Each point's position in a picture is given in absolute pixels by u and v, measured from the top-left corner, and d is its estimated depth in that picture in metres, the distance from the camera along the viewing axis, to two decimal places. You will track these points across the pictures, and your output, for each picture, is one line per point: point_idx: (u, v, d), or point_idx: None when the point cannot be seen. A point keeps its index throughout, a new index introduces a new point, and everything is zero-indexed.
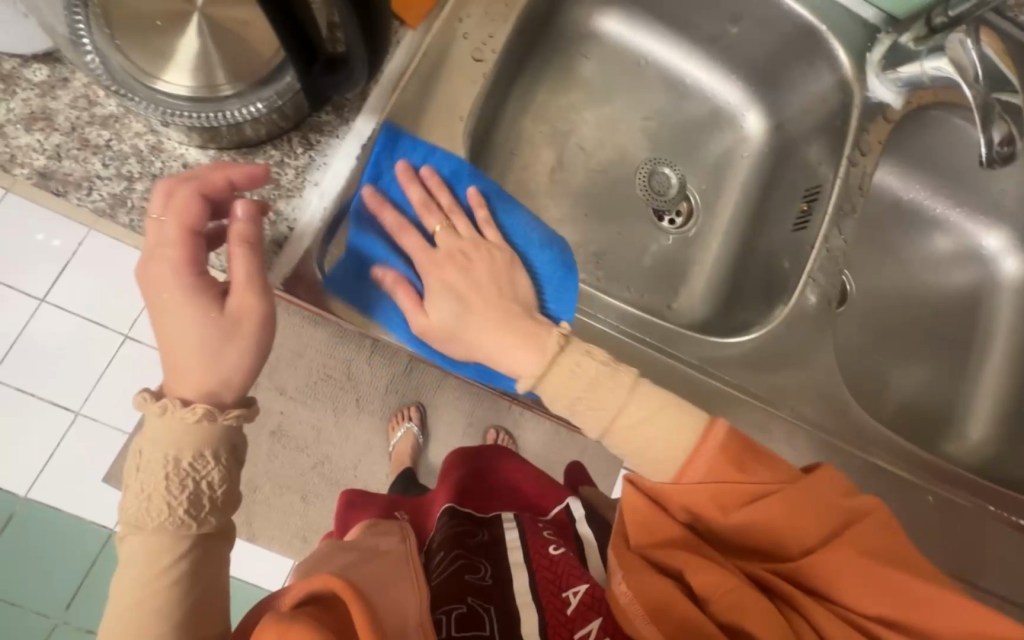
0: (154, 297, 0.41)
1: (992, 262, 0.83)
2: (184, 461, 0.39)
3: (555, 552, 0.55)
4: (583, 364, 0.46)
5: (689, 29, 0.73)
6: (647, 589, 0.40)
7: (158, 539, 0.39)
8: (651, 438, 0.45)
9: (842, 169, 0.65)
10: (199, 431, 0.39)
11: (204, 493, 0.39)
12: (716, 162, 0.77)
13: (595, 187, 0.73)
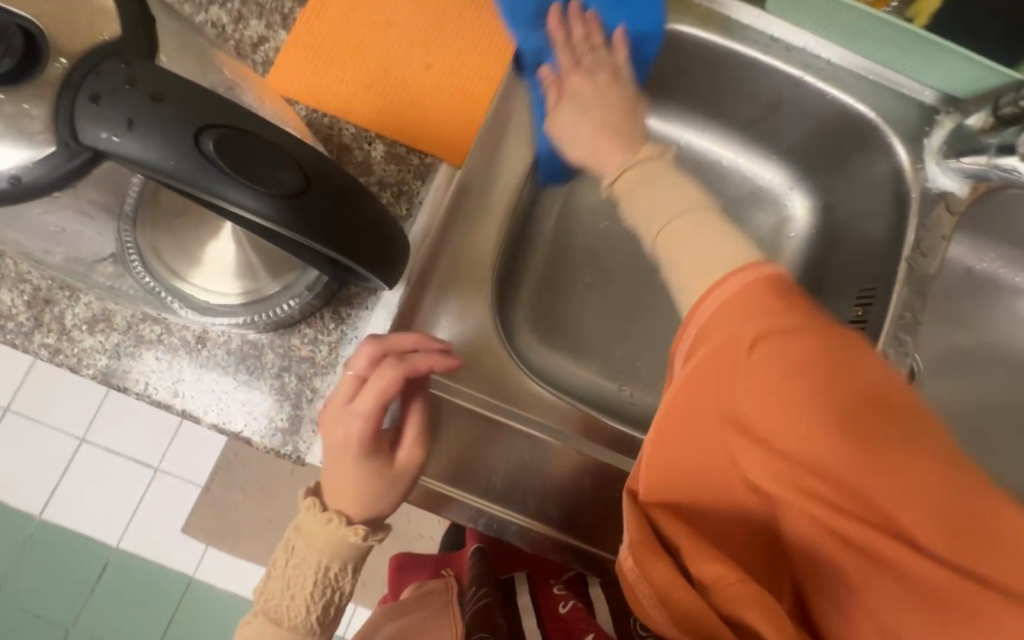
0: (332, 447, 0.44)
1: None
2: (332, 571, 0.46)
3: (563, 611, 0.66)
4: (664, 177, 0.46)
5: (723, 115, 0.70)
6: (649, 575, 0.39)
7: (291, 633, 0.46)
8: (687, 255, 0.42)
9: (900, 271, 0.58)
10: (348, 546, 0.46)
11: (334, 600, 0.48)
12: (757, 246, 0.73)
13: (630, 284, 0.71)
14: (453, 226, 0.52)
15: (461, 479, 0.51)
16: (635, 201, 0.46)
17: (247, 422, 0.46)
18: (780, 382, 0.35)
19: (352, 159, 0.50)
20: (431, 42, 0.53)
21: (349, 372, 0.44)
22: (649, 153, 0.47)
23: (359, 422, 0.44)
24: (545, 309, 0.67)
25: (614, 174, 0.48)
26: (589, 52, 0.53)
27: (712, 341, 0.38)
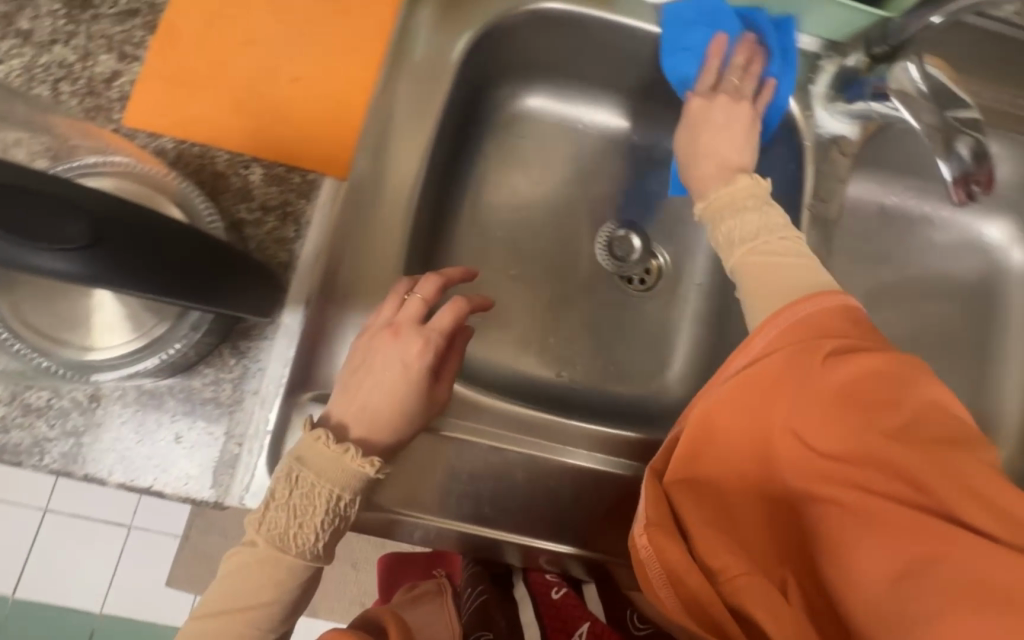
0: (391, 363, 0.45)
1: (995, 252, 0.76)
2: (342, 500, 0.42)
3: (556, 595, 0.70)
4: (752, 195, 0.54)
5: (621, 87, 0.69)
6: (664, 557, 0.41)
7: (290, 563, 0.42)
8: (778, 269, 0.50)
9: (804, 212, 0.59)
10: (358, 473, 0.42)
11: (339, 531, 0.44)
12: (675, 212, 0.74)
13: (557, 267, 0.70)
14: (348, 239, 0.49)
15: (399, 490, 0.51)
16: (727, 223, 0.54)
17: (157, 476, 0.44)
18: (821, 404, 0.42)
19: (229, 187, 0.48)
20: (298, 53, 0.51)
21: (416, 295, 0.47)
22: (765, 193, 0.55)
23: (422, 339, 0.46)
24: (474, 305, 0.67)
25: (710, 194, 0.57)
26: (741, 78, 0.58)
27: (766, 359, 0.43)
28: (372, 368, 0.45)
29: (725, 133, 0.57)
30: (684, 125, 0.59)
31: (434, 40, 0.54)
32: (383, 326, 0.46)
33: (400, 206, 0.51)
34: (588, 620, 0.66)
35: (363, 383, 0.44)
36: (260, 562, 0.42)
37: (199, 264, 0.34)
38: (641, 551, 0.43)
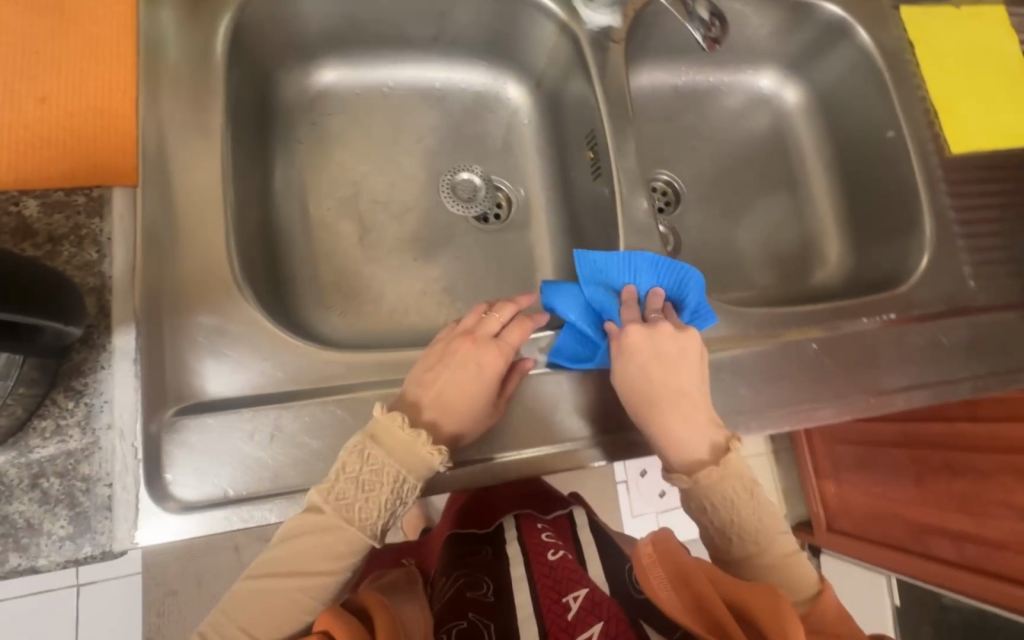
0: (471, 369, 0.49)
1: (775, 99, 0.86)
2: (408, 482, 0.44)
3: (553, 559, 0.70)
4: (743, 484, 0.52)
5: (409, 40, 0.72)
6: (672, 562, 0.52)
7: (353, 535, 0.44)
8: (749, 528, 0.52)
9: (600, 93, 0.66)
10: (427, 459, 0.45)
11: (398, 515, 0.46)
12: (503, 143, 0.77)
13: (411, 226, 0.72)
14: (162, 241, 0.47)
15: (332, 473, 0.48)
16: (736, 508, 0.52)
17: (23, 552, 0.41)
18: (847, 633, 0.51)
19: (5, 229, 0.46)
20: (48, 79, 0.50)
21: (494, 317, 0.53)
22: (747, 479, 0.53)
23: (498, 350, 0.51)
24: (341, 284, 0.66)
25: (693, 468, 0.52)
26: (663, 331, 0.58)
27: (831, 620, 0.52)
28: (452, 368, 0.49)
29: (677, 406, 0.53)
30: (622, 368, 0.54)
31: (188, 28, 0.53)
32: (463, 336, 0.51)
33: (206, 195, 0.49)
34: (584, 587, 0.62)
35: (443, 372, 0.49)
36: (324, 535, 0.43)
37: (6, 290, 0.34)
38: (643, 556, 0.53)
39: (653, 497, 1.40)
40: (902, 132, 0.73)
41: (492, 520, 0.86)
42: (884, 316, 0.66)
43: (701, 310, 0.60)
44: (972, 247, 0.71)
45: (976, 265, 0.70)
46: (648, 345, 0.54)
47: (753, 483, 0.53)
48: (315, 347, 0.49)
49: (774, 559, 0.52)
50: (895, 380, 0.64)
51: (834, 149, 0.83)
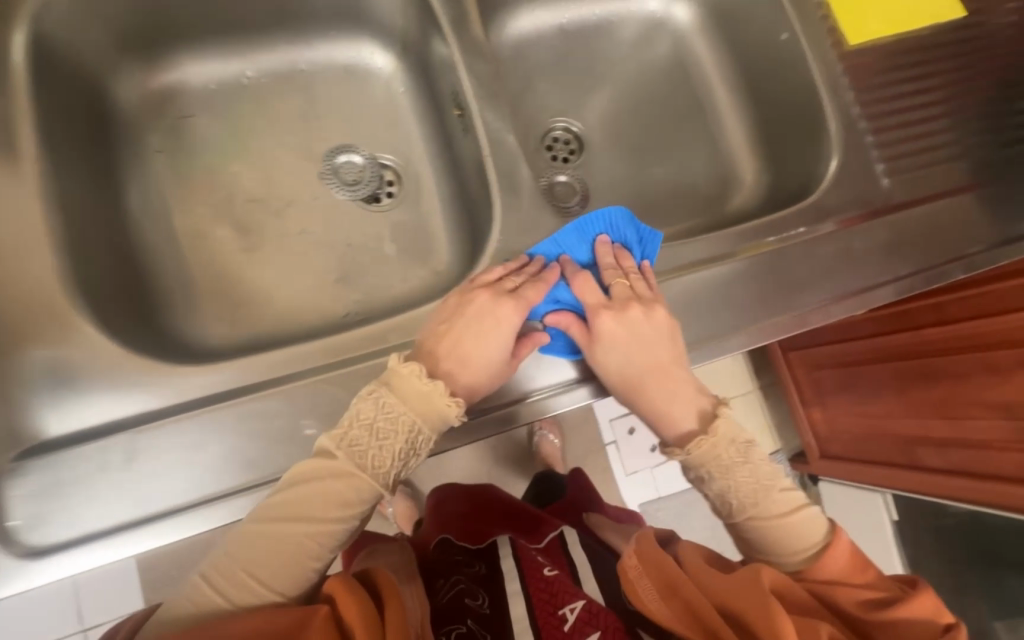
0: (488, 322, 0.53)
1: (666, 23, 0.81)
2: (424, 431, 0.49)
3: (548, 574, 0.73)
4: (730, 456, 0.54)
5: (255, 25, 0.67)
6: (656, 569, 0.54)
7: (363, 481, 0.47)
8: (750, 494, 0.54)
9: (457, 47, 0.62)
10: (441, 408, 0.49)
11: (410, 464, 0.50)
12: (380, 117, 0.73)
13: (294, 221, 0.68)
14: None
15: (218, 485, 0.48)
16: (733, 476, 0.54)
17: None
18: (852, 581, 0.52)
19: None
20: None
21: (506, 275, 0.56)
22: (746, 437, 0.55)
23: (512, 303, 0.54)
24: (225, 293, 0.63)
25: (685, 444, 0.54)
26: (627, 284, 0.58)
27: (839, 566, 0.53)
28: (473, 321, 0.53)
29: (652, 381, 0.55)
30: (603, 357, 0.56)
31: None
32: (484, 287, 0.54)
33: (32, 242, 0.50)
34: (581, 599, 0.66)
35: (461, 325, 0.53)
36: (345, 483, 0.47)
37: None
38: (629, 568, 0.56)
39: (646, 453, 1.39)
40: (795, 33, 0.69)
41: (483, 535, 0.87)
42: (795, 231, 0.63)
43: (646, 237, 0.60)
44: (887, 142, 0.67)
45: (892, 161, 0.66)
46: (619, 325, 0.55)
47: (746, 445, 0.55)
48: (159, 365, 0.49)
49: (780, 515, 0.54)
50: (811, 297, 0.61)
51: (733, 65, 0.78)
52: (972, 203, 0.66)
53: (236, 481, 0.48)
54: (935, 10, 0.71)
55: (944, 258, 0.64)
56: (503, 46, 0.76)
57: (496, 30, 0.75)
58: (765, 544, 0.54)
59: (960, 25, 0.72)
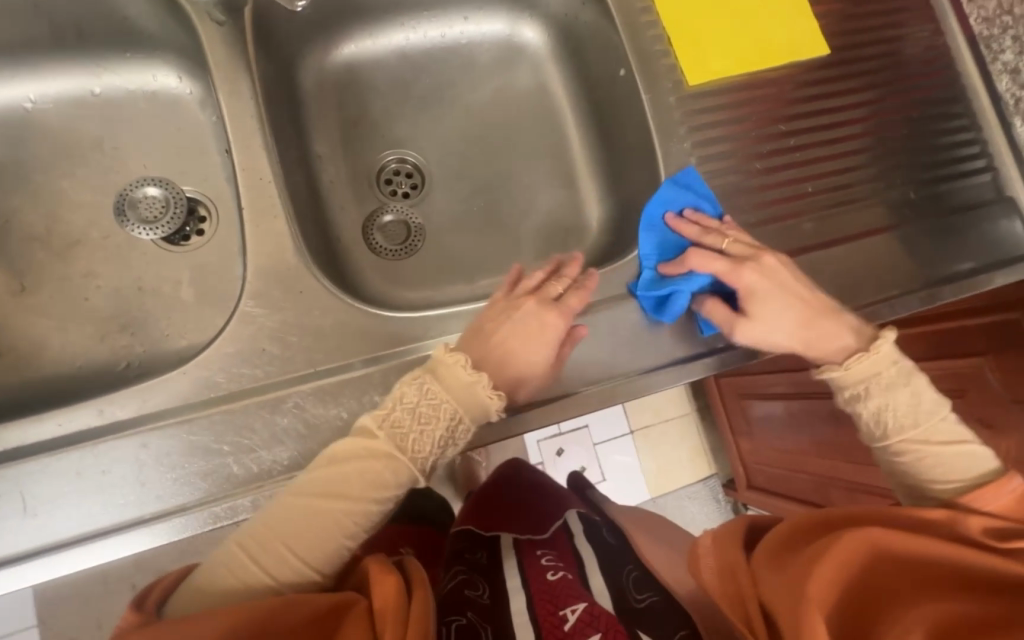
0: (524, 324, 0.51)
1: (517, 46, 0.73)
2: (464, 421, 0.46)
3: (552, 577, 0.66)
4: (890, 367, 0.55)
5: (29, 49, 0.61)
6: (723, 554, 0.52)
7: (402, 465, 0.45)
8: (906, 415, 0.54)
9: (221, 78, 0.54)
10: (480, 396, 0.47)
11: (447, 455, 0.47)
12: (187, 148, 0.67)
13: (81, 262, 0.63)
14: None
15: None
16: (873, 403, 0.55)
17: None
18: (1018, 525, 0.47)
19: None
20: None
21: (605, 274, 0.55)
22: (858, 387, 0.55)
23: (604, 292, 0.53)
24: None
25: (833, 369, 0.56)
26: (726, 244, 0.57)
27: (1002, 505, 0.49)
28: (515, 322, 0.51)
29: (815, 317, 0.55)
30: (761, 316, 0.55)
31: None
32: (526, 295, 0.53)
33: None
34: (583, 599, 0.59)
35: (505, 326, 0.51)
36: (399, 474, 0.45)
37: None
38: (700, 544, 0.54)
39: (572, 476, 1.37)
40: (630, 68, 0.63)
41: (495, 523, 0.83)
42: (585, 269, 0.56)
43: (702, 188, 0.60)
44: (741, 192, 0.62)
45: (723, 218, 0.61)
46: (766, 276, 0.55)
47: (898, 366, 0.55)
48: None
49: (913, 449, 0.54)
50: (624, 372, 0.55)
51: (587, 96, 0.71)
52: (881, 247, 0.63)
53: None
54: (795, 46, 0.66)
55: None
56: (331, 69, 0.69)
57: (319, 52, 0.68)
58: (914, 477, 0.54)
59: (820, 66, 0.67)
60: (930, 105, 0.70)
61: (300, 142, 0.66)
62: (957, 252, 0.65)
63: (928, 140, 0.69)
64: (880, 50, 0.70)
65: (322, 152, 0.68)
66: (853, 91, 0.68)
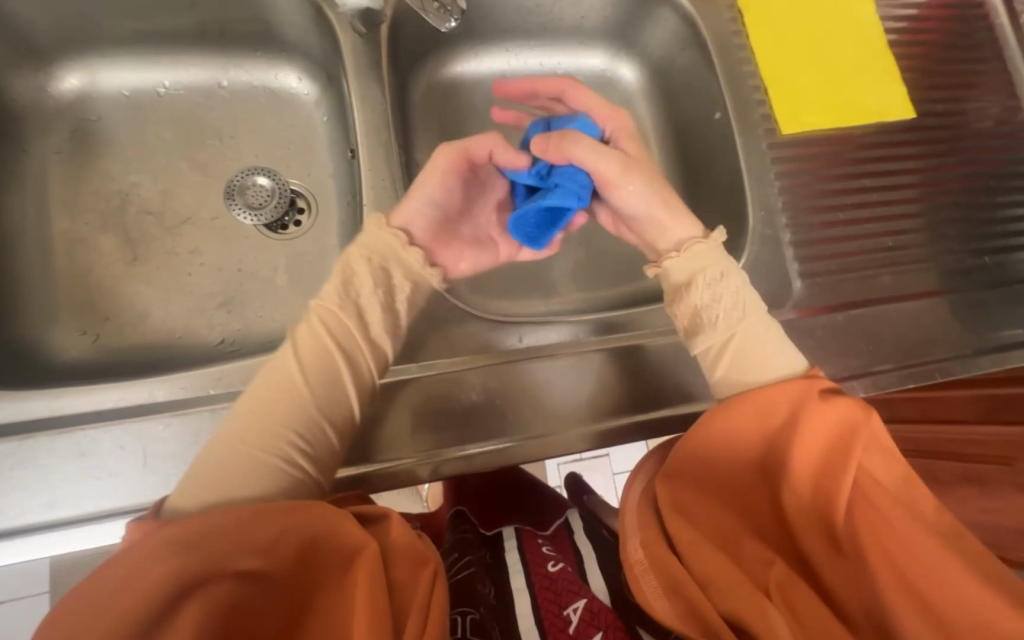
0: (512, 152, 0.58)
1: (611, 81, 0.77)
2: (374, 265, 0.53)
3: (553, 571, 0.68)
4: (712, 263, 0.56)
5: (172, 38, 0.66)
6: (661, 566, 0.46)
7: (323, 313, 0.51)
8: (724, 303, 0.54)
9: (356, 86, 0.59)
10: (401, 247, 0.55)
11: (369, 306, 0.52)
12: (297, 144, 0.71)
13: (186, 237, 0.66)
14: None
15: (43, 507, 0.43)
16: (690, 298, 0.55)
17: None
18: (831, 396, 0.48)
19: None
20: None
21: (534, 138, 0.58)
22: (681, 280, 0.56)
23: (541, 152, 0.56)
24: (92, 305, 0.61)
25: (663, 256, 0.58)
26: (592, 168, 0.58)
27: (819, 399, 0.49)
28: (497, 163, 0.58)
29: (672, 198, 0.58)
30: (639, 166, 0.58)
31: None
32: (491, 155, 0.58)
33: None
34: (584, 596, 0.62)
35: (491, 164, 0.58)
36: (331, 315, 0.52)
37: None
38: (635, 563, 0.48)
39: None
40: (726, 113, 0.66)
41: (495, 521, 0.84)
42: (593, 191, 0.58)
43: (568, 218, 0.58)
44: (820, 239, 0.64)
45: (805, 261, 0.63)
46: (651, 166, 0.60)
47: (724, 266, 0.56)
48: None
49: (724, 342, 0.53)
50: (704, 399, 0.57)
51: (674, 135, 0.74)
52: (951, 304, 0.66)
53: (89, 508, 0.44)
54: (882, 108, 0.69)
55: (845, 371, 0.60)
56: (436, 84, 0.73)
57: (429, 68, 0.72)
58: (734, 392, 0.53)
59: (902, 127, 0.71)
60: (1004, 174, 0.73)
61: (407, 148, 0.69)
62: (1021, 318, 0.67)
63: (998, 210, 0.71)
64: (957, 118, 0.74)
65: (421, 159, 0.71)
66: (929, 154, 0.71)
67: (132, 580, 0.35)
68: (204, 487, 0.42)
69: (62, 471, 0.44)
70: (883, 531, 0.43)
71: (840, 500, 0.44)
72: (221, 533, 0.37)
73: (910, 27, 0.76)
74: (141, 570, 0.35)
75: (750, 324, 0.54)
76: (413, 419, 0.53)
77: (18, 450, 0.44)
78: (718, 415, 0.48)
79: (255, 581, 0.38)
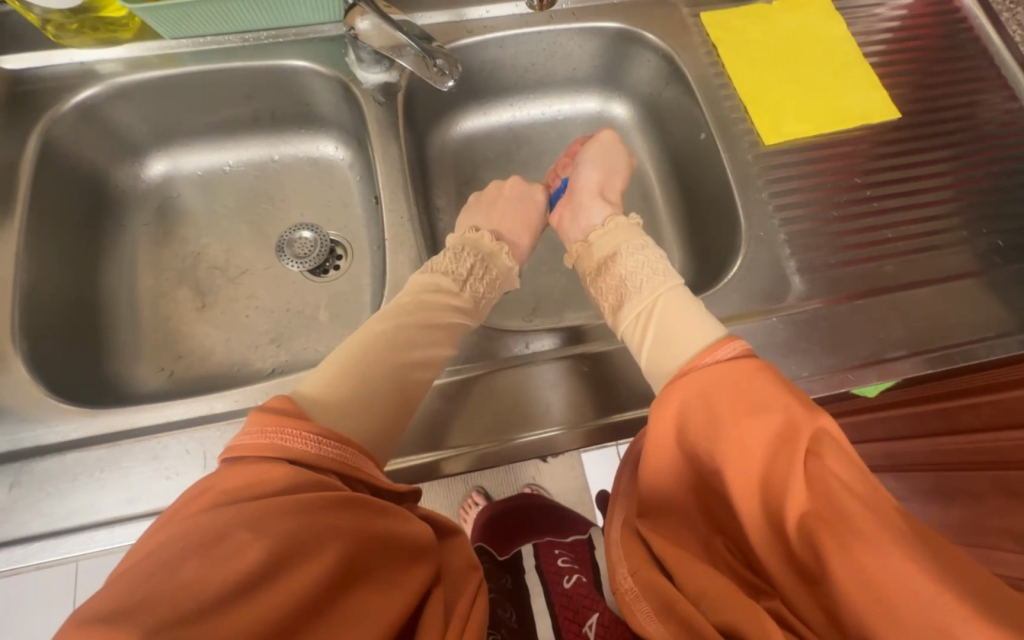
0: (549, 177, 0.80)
1: (606, 121, 0.85)
2: (487, 263, 0.68)
3: (568, 585, 0.71)
4: (631, 237, 0.68)
5: (236, 126, 0.81)
6: (651, 591, 0.48)
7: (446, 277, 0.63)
8: (642, 275, 0.63)
9: (377, 145, 0.70)
10: (503, 256, 0.70)
11: (472, 282, 0.66)
12: (335, 200, 0.82)
13: (244, 284, 0.77)
14: None
15: (123, 501, 0.51)
16: (617, 268, 0.66)
17: None
18: (753, 381, 0.48)
19: None
20: None
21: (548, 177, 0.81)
22: (605, 253, 0.67)
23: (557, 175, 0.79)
24: (169, 346, 0.72)
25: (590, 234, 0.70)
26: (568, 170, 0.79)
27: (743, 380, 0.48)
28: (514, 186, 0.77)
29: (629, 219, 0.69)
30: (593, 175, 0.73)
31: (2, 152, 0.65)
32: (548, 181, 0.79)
33: None
34: (596, 610, 0.67)
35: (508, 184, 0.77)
36: (443, 283, 0.62)
37: None
38: (626, 591, 0.50)
39: None
40: (711, 133, 0.72)
41: (512, 544, 0.86)
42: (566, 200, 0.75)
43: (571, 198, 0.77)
44: (817, 238, 0.67)
45: (803, 259, 0.65)
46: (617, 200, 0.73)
47: (643, 238, 0.68)
48: (44, 396, 0.56)
49: (647, 305, 0.61)
50: None
51: (668, 160, 0.81)
52: (968, 290, 0.65)
53: (159, 501, 0.52)
54: (866, 113, 0.72)
55: (855, 360, 0.60)
56: (450, 139, 0.84)
57: (444, 126, 0.83)
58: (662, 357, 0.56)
59: (893, 128, 0.73)
60: (1011, 162, 0.73)
61: (427, 197, 0.79)
62: None
63: (1009, 194, 0.71)
64: (953, 114, 0.75)
65: (441, 203, 0.81)
66: (925, 149, 0.73)
67: (311, 550, 0.39)
68: (322, 387, 0.53)
69: (139, 472, 0.52)
70: (854, 537, 0.40)
71: (791, 498, 0.43)
72: (361, 518, 0.43)
73: (891, 37, 0.80)
74: (319, 539, 0.39)
75: (670, 289, 0.61)
76: (436, 423, 0.58)
77: (105, 455, 0.53)
78: (660, 418, 0.49)
79: (357, 572, 0.41)
